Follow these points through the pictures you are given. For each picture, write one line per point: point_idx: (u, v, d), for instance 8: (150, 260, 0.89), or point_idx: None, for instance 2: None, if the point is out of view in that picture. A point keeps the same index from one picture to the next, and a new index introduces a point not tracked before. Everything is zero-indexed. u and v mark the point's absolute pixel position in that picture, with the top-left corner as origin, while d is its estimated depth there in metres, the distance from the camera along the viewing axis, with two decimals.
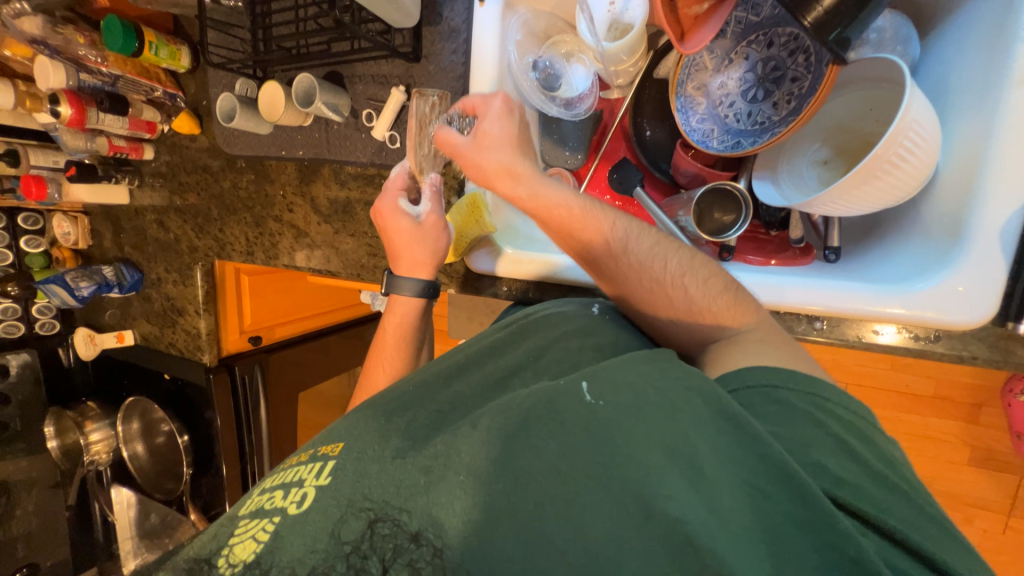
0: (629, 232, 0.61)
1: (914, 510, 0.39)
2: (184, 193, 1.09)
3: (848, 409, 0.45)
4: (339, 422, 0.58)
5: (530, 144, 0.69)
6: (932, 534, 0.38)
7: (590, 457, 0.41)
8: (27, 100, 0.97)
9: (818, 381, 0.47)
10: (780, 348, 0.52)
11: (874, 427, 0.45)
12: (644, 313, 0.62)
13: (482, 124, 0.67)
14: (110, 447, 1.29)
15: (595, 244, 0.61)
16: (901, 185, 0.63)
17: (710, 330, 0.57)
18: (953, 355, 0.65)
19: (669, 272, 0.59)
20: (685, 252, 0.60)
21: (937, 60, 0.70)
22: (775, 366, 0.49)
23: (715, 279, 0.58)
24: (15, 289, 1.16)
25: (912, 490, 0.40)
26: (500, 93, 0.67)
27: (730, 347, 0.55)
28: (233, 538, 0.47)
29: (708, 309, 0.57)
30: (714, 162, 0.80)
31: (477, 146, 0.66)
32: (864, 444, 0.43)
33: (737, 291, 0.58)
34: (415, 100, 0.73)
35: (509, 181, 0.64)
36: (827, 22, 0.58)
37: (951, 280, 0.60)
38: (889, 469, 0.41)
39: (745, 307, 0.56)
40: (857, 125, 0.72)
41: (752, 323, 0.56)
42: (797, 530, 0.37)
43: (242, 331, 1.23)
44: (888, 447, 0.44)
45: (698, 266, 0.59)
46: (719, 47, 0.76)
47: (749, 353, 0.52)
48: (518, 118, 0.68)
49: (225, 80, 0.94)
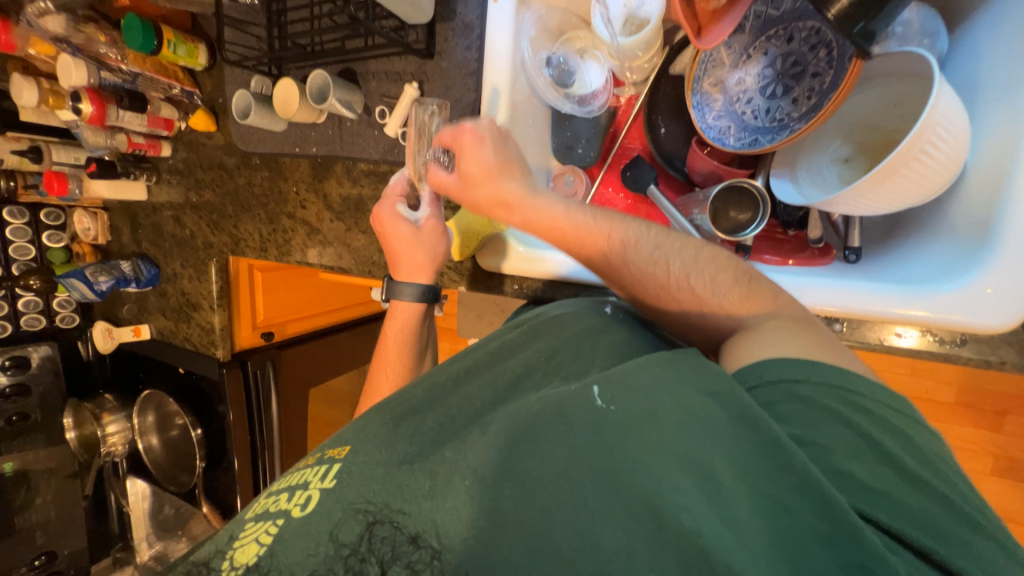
0: (626, 238, 0.60)
1: (949, 514, 0.37)
2: (200, 189, 1.10)
3: (880, 402, 0.42)
4: (346, 427, 0.60)
5: (515, 157, 0.66)
6: (967, 541, 0.37)
7: (598, 463, 0.40)
8: (50, 98, 0.99)
9: (850, 373, 0.44)
10: (804, 335, 0.49)
11: (911, 421, 0.42)
12: (658, 311, 0.61)
13: (463, 162, 0.66)
14: (125, 439, 1.32)
15: (595, 257, 0.61)
16: (926, 182, 0.61)
17: (729, 327, 0.55)
18: (980, 359, 0.63)
19: (673, 274, 0.57)
20: (689, 250, 0.58)
21: (970, 54, 0.66)
22: (795, 356, 0.46)
23: (724, 271, 0.56)
24: (37, 283, 1.19)
25: (951, 493, 0.38)
26: (469, 122, 0.66)
27: (746, 337, 0.51)
28: (237, 541, 0.49)
29: (719, 304, 0.55)
30: (731, 159, 0.78)
31: (465, 187, 0.68)
32: (895, 442, 0.40)
33: (750, 280, 0.55)
34: (415, 109, 0.75)
35: (504, 211, 0.66)
36: (851, 14, 0.56)
37: (981, 282, 0.58)
38: (924, 470, 0.39)
39: (761, 297, 0.54)
40: (880, 121, 0.71)
41: (770, 311, 0.53)
42: (822, 545, 0.36)
43: (254, 327, 1.25)
44: (927, 443, 0.41)
45: (704, 262, 0.57)
46: (737, 42, 0.75)
47: (765, 342, 0.49)
48: (490, 141, 0.66)
49: (242, 78, 0.95)
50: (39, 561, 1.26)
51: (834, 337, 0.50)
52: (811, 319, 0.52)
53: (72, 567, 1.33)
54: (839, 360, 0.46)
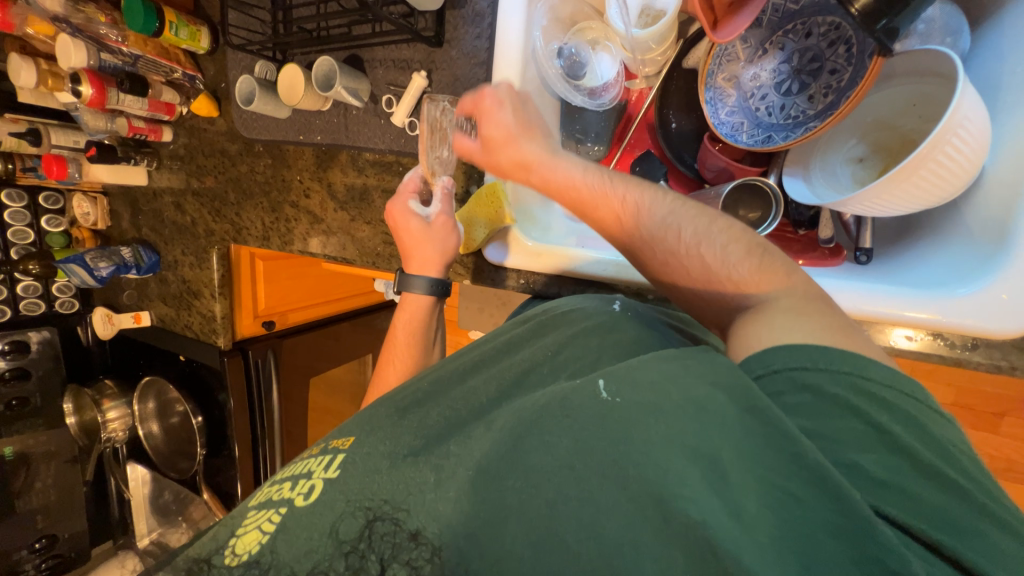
0: (641, 202, 0.59)
1: (965, 507, 0.37)
2: (201, 176, 1.09)
3: (896, 390, 0.42)
4: (352, 417, 0.60)
5: (534, 119, 0.66)
6: (986, 539, 0.36)
7: (605, 457, 0.40)
8: (49, 79, 0.96)
9: (866, 360, 0.43)
10: (817, 317, 0.48)
11: (929, 410, 0.42)
12: (669, 283, 0.59)
13: (484, 126, 0.66)
14: (126, 425, 1.32)
15: (609, 224, 0.61)
16: (946, 181, 0.60)
17: (734, 302, 0.54)
18: (990, 364, 0.63)
19: (683, 241, 0.56)
20: (701, 218, 0.56)
21: (991, 54, 0.65)
22: (804, 344, 0.45)
23: (736, 243, 0.54)
24: (37, 268, 1.16)
25: (969, 484, 0.38)
26: (491, 87, 0.66)
27: (756, 318, 0.50)
28: (242, 528, 0.49)
29: (731, 276, 0.53)
30: (742, 157, 0.77)
31: (487, 151, 0.67)
32: (912, 433, 0.40)
33: (762, 253, 0.54)
34: (427, 105, 0.76)
35: (524, 172, 0.65)
36: (874, 11, 0.55)
37: (993, 288, 0.58)
38: (944, 462, 0.38)
39: (773, 271, 0.52)
40: (897, 121, 0.70)
41: (784, 288, 0.51)
42: (834, 538, 0.35)
43: (256, 316, 1.24)
44: (946, 434, 0.41)
45: (716, 231, 0.55)
46: (754, 36, 0.74)
47: (774, 328, 0.48)
48: (510, 105, 0.66)
49: (245, 62, 0.93)
50: (40, 545, 1.27)
51: (857, 329, 0.48)
52: (824, 300, 0.51)
53: (73, 550, 1.34)
54: (853, 344, 0.45)
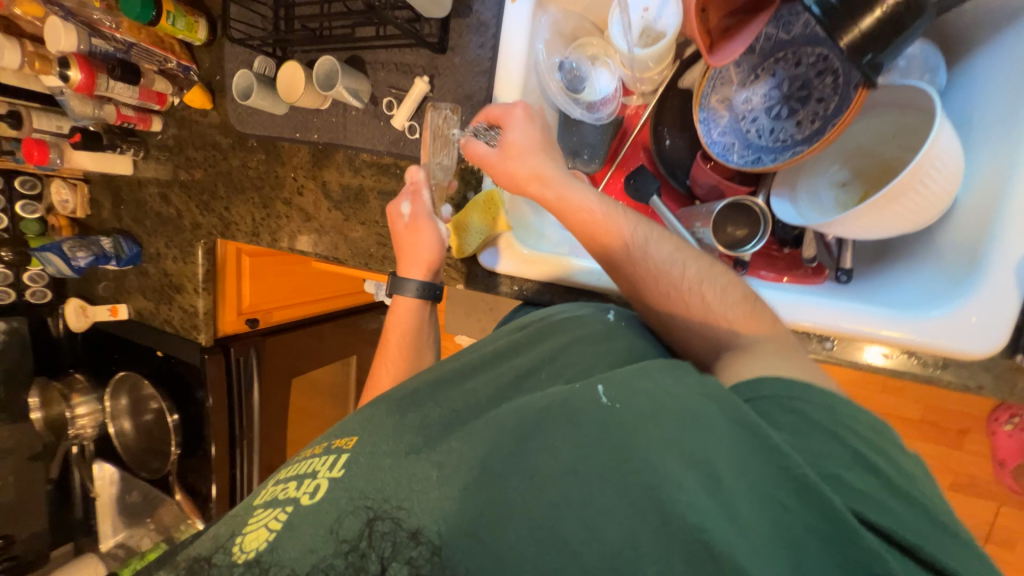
0: (649, 236, 0.62)
1: (930, 523, 0.39)
2: (190, 168, 1.07)
3: (863, 420, 0.44)
4: (349, 418, 0.60)
5: (556, 145, 0.70)
6: (953, 552, 0.38)
7: (608, 462, 0.40)
8: (36, 61, 0.93)
9: (838, 398, 0.46)
10: (799, 361, 0.52)
11: (891, 438, 0.45)
12: (661, 315, 0.62)
13: (508, 135, 0.68)
14: (95, 422, 1.28)
15: (616, 250, 0.62)
16: (922, 212, 0.63)
17: (723, 340, 0.57)
18: (960, 382, 0.66)
19: (687, 277, 0.59)
20: (704, 261, 0.61)
21: (965, 93, 0.70)
22: (790, 377, 0.48)
23: (732, 289, 0.59)
24: (9, 255, 1.12)
25: (931, 504, 0.40)
26: (523, 102, 0.69)
27: (744, 355, 0.54)
28: (247, 526, 0.48)
29: (725, 316, 0.57)
30: (732, 175, 0.80)
31: (504, 158, 0.68)
32: (883, 457, 0.42)
33: (754, 302, 0.59)
34: (430, 113, 0.77)
35: (538, 185, 0.66)
36: (862, 45, 0.59)
37: (965, 311, 0.61)
38: (908, 482, 0.41)
39: (762, 319, 0.57)
40: (878, 150, 0.74)
41: (769, 335, 0.56)
42: (819, 543, 0.37)
43: (240, 313, 1.21)
44: (908, 462, 0.43)
45: (716, 275, 0.60)
46: (747, 62, 0.77)
47: (762, 362, 0.51)
48: (540, 124, 0.68)
49: (242, 57, 0.93)
50: None
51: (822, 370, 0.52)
52: (801, 347, 0.56)
53: (29, 552, 1.27)
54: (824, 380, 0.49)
